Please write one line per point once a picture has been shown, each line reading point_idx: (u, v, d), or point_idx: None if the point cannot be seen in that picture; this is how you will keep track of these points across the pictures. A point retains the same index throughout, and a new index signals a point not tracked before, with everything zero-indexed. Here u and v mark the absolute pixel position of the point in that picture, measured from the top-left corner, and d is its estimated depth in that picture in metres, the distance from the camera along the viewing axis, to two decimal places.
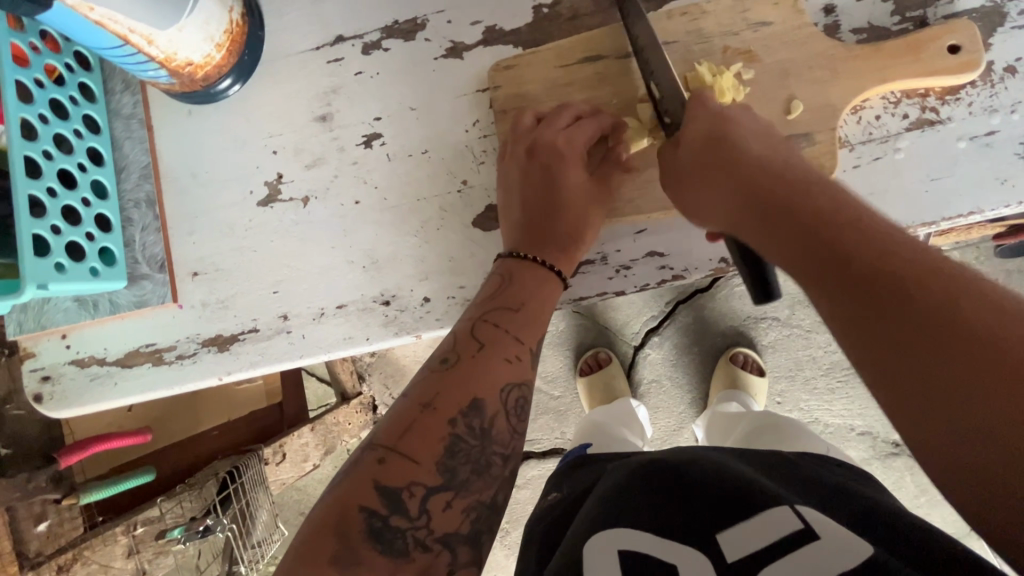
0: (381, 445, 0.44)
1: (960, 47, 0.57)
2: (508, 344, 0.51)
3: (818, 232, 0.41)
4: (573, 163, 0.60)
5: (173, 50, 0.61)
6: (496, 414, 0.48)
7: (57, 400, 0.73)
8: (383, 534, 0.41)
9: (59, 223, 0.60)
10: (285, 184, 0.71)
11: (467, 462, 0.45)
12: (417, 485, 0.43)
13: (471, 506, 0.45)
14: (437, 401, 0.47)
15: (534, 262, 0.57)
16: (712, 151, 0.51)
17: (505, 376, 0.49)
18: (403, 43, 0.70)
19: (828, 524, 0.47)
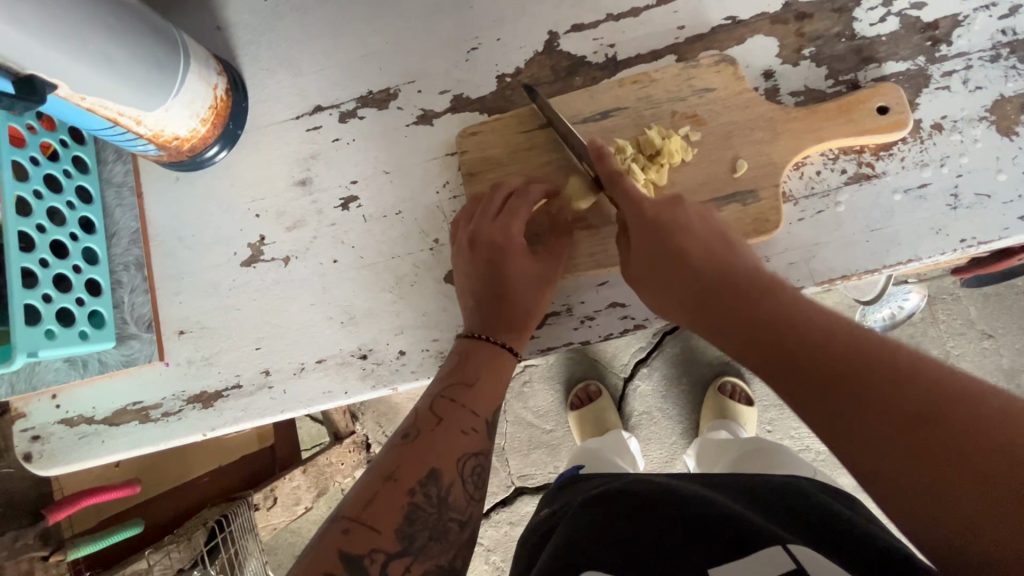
0: (346, 517, 0.48)
1: (888, 108, 0.61)
2: (464, 417, 0.56)
3: (783, 355, 0.44)
4: (515, 249, 0.63)
5: (161, 127, 0.66)
6: (453, 481, 0.52)
7: (46, 458, 0.75)
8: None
9: (50, 291, 0.64)
10: (267, 245, 0.75)
11: (425, 527, 0.50)
12: (378, 552, 0.47)
13: (429, 568, 0.49)
14: (398, 472, 0.51)
15: (487, 342, 0.61)
16: (667, 261, 0.54)
17: (461, 448, 0.54)
18: (377, 112, 0.75)
19: (816, 561, 0.47)
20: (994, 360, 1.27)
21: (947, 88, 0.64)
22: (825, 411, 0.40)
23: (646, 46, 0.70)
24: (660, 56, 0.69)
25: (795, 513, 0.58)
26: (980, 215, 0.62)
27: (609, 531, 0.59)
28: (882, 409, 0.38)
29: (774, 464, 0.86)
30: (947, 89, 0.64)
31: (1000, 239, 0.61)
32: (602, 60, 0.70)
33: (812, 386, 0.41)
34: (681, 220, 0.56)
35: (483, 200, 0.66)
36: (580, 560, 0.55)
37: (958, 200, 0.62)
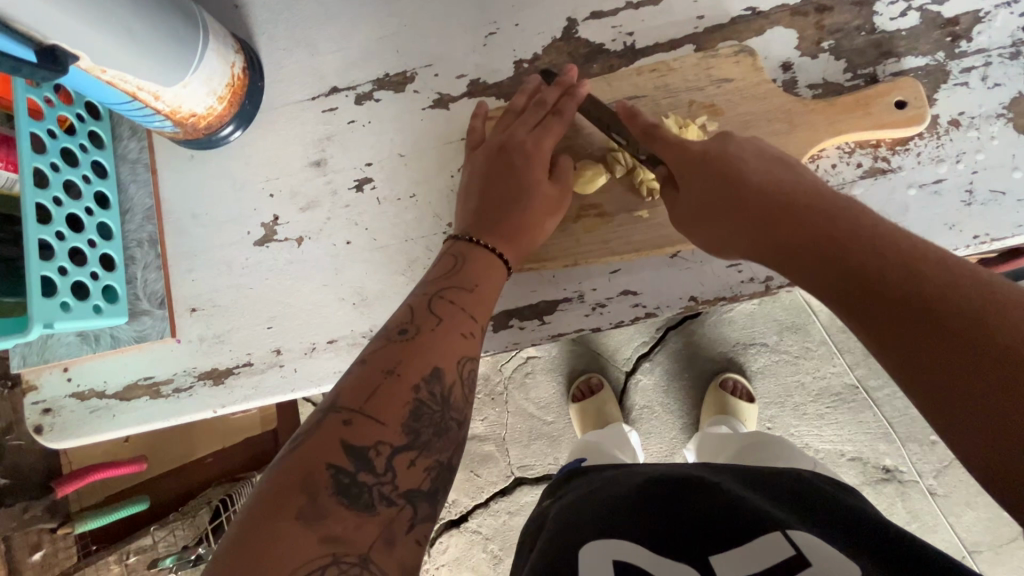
0: (345, 408, 0.45)
1: (906, 103, 0.61)
2: (463, 320, 0.54)
3: (845, 272, 0.43)
4: (536, 165, 0.64)
5: (178, 104, 0.66)
6: (456, 381, 0.50)
7: (57, 431, 0.75)
8: (350, 490, 0.41)
9: (65, 264, 0.64)
10: (280, 225, 0.75)
11: (430, 425, 0.46)
12: (383, 444, 0.44)
13: (433, 466, 0.45)
14: (401, 367, 0.48)
15: (484, 247, 0.61)
16: (721, 189, 0.53)
17: (462, 350, 0.52)
18: (393, 94, 0.75)
19: (819, 549, 0.48)
20: None
21: (966, 84, 0.64)
22: (886, 325, 0.39)
23: (666, 35, 0.70)
24: (679, 46, 0.69)
25: (799, 499, 0.59)
26: (994, 212, 0.62)
27: (608, 512, 0.60)
28: (945, 316, 0.36)
29: (778, 456, 0.87)
30: (966, 85, 0.64)
31: (1012, 237, 0.62)
32: (620, 48, 0.70)
33: (875, 304, 0.40)
34: (733, 151, 0.55)
35: (525, 111, 0.67)
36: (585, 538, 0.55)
37: (972, 196, 0.63)
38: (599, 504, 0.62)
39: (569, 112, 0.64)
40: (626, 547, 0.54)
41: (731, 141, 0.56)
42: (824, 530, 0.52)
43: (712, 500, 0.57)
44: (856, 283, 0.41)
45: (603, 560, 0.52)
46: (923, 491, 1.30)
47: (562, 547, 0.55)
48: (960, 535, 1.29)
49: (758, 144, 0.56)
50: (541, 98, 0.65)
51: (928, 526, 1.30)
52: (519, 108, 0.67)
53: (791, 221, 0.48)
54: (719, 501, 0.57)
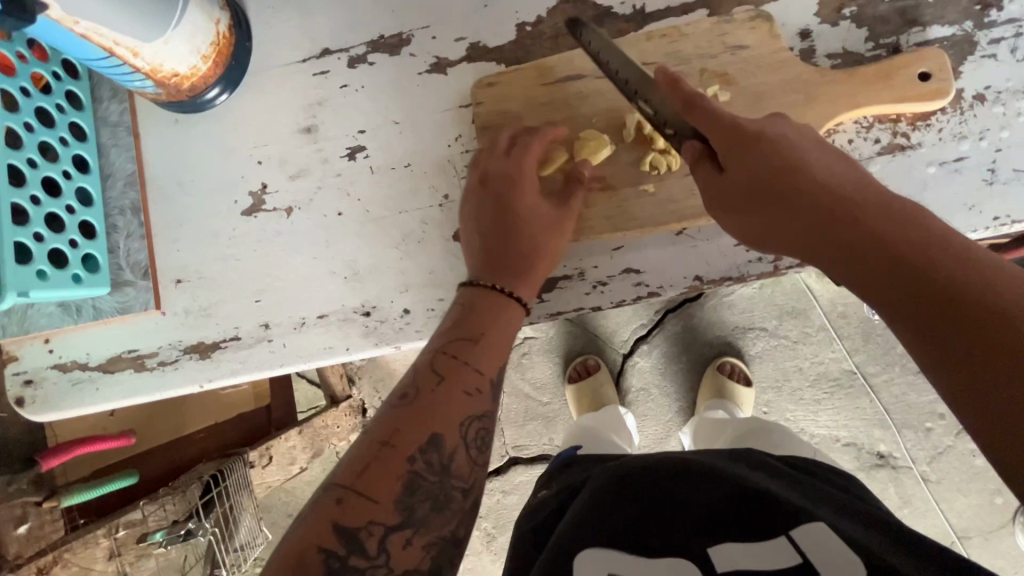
0: (340, 485, 0.45)
1: (930, 75, 0.58)
2: (468, 376, 0.53)
3: (896, 265, 0.41)
4: (522, 189, 0.61)
5: (159, 62, 0.62)
6: (456, 449, 0.49)
7: (39, 403, 0.73)
8: (342, 574, 0.42)
9: (41, 231, 0.61)
10: (269, 194, 0.72)
11: (426, 498, 0.47)
12: (375, 524, 0.44)
13: (432, 542, 0.46)
14: (396, 438, 0.48)
15: (494, 291, 0.59)
16: (772, 176, 0.50)
17: (464, 410, 0.51)
18: (388, 57, 0.71)
19: (820, 546, 0.47)
20: None
21: (994, 56, 0.60)
22: (914, 305, 0.39)
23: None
24: (692, 10, 0.65)
25: (800, 490, 0.58)
26: (1016, 192, 0.59)
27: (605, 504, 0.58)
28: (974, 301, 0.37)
29: (778, 441, 0.85)
30: (994, 57, 0.60)
31: None
32: (629, 12, 0.66)
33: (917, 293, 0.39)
34: (787, 138, 0.52)
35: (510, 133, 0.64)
36: (585, 535, 0.54)
37: (994, 175, 0.60)
38: (599, 492, 0.60)
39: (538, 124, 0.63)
40: (625, 552, 0.52)
41: (781, 127, 0.53)
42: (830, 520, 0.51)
43: (711, 494, 0.56)
44: (903, 277, 0.40)
45: (602, 566, 0.51)
46: (917, 477, 1.30)
47: (559, 543, 0.54)
48: (951, 521, 1.29)
49: (812, 132, 0.53)
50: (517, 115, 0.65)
51: (918, 511, 1.30)
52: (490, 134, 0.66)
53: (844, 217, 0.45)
54: (719, 498, 0.56)
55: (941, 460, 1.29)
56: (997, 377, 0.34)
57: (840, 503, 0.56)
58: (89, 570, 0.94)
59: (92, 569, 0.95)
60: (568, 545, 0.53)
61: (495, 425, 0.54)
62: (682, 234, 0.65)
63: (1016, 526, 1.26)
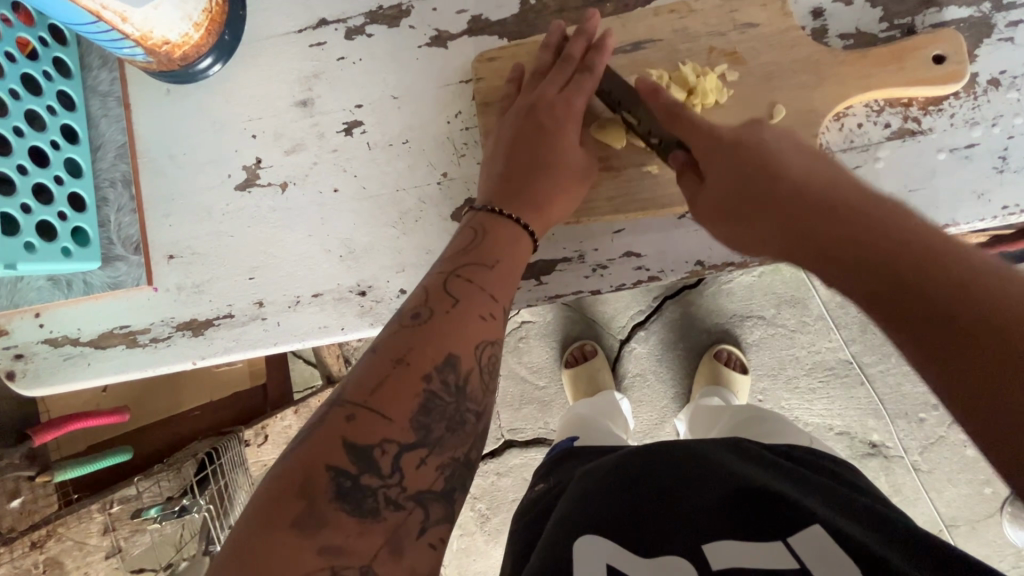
0: (350, 402, 0.42)
1: (945, 58, 0.56)
2: (483, 300, 0.49)
3: (867, 263, 0.40)
4: (564, 130, 0.58)
5: (149, 29, 0.59)
6: (472, 369, 0.45)
7: (30, 377, 0.72)
8: (352, 495, 0.39)
9: (29, 202, 0.59)
10: (263, 169, 0.71)
11: (442, 420, 0.43)
12: (389, 442, 0.41)
13: (446, 463, 0.42)
14: (411, 355, 0.44)
15: (506, 219, 0.56)
16: (752, 184, 0.50)
17: (481, 333, 0.47)
18: (387, 29, 0.69)
19: (820, 551, 0.46)
20: None
21: (1011, 40, 0.59)
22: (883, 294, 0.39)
23: None
24: None
25: (805, 484, 0.57)
26: None
27: (602, 503, 0.57)
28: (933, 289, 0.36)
29: (772, 430, 0.85)
30: (1011, 40, 0.59)
31: None
32: None
33: (887, 290, 0.39)
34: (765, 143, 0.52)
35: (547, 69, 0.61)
36: (581, 531, 0.53)
37: (1005, 163, 0.58)
38: (589, 493, 0.59)
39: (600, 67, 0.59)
40: (618, 550, 0.52)
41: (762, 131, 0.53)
42: (834, 517, 0.50)
43: (714, 494, 0.55)
44: (873, 274, 0.40)
45: (596, 561, 0.50)
46: (908, 466, 1.31)
47: (555, 543, 0.53)
48: (939, 510, 1.31)
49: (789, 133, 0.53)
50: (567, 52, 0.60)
51: (909, 500, 1.32)
52: (543, 68, 0.62)
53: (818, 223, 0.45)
54: (722, 497, 0.55)
55: (932, 451, 1.30)
56: (977, 364, 0.33)
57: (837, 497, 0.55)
58: (83, 544, 0.98)
59: (87, 543, 0.98)
60: (565, 543, 0.52)
61: None
62: (685, 219, 0.64)
63: (1004, 517, 1.28)
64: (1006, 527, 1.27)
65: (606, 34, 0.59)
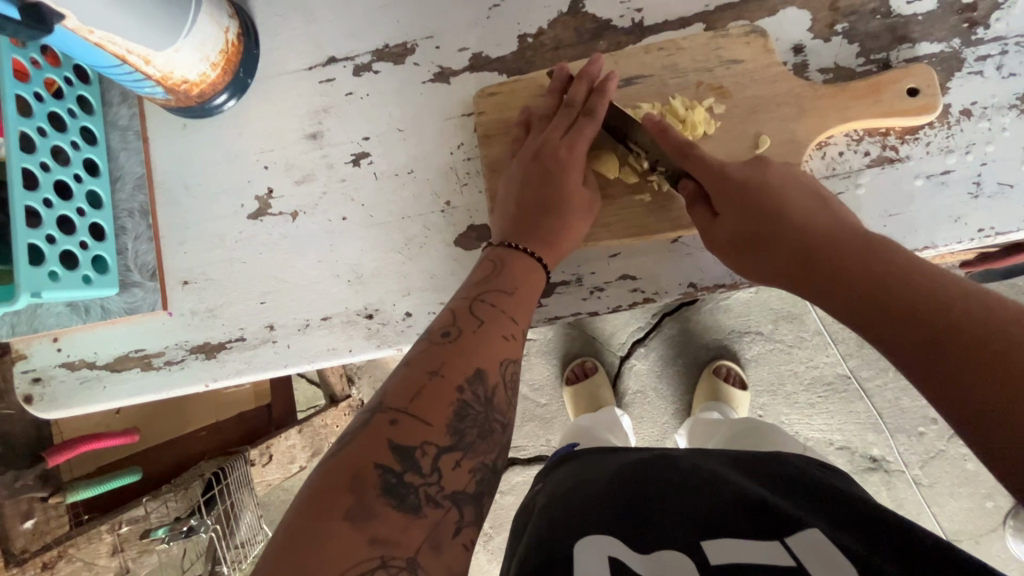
0: (391, 408, 0.44)
1: (918, 91, 0.60)
2: (504, 323, 0.52)
3: (875, 297, 0.44)
4: (572, 168, 0.61)
5: (170, 69, 0.63)
6: (499, 383, 0.48)
7: (47, 401, 0.74)
8: (397, 490, 0.41)
9: (54, 233, 0.62)
10: (275, 199, 0.74)
11: (474, 426, 0.46)
12: (429, 444, 0.43)
13: (478, 467, 0.44)
14: (444, 368, 0.47)
15: (522, 251, 0.59)
16: (767, 226, 0.53)
17: (503, 352, 0.50)
18: (393, 66, 0.73)
19: (816, 555, 0.48)
20: None
21: (980, 73, 0.62)
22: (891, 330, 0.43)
23: (675, 13, 0.68)
24: (690, 23, 0.68)
25: (799, 489, 0.60)
26: (1001, 205, 0.61)
27: (609, 507, 0.59)
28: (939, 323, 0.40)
29: (772, 442, 0.87)
30: (980, 73, 0.62)
31: (1017, 232, 0.61)
32: (628, 25, 0.69)
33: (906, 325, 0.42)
34: (773, 182, 0.55)
35: (555, 113, 0.65)
36: (590, 531, 0.55)
37: (980, 188, 0.62)
38: (594, 497, 0.61)
39: (601, 111, 0.62)
40: (623, 544, 0.53)
41: (768, 169, 0.56)
42: (830, 521, 0.53)
43: (719, 496, 0.58)
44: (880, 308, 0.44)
45: (598, 557, 0.51)
46: (909, 480, 1.32)
47: (557, 539, 0.54)
48: (941, 524, 1.31)
49: (797, 173, 0.56)
50: (569, 98, 0.63)
51: (912, 515, 1.32)
52: (547, 115, 0.65)
53: (829, 262, 0.49)
54: (728, 499, 0.57)
55: (932, 464, 1.31)
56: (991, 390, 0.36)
57: (836, 500, 0.57)
58: (93, 565, 0.96)
59: (96, 564, 0.96)
60: (567, 541, 0.54)
61: None
62: (678, 243, 0.67)
63: (1006, 530, 1.28)
64: (1009, 541, 1.28)
65: (607, 77, 0.62)
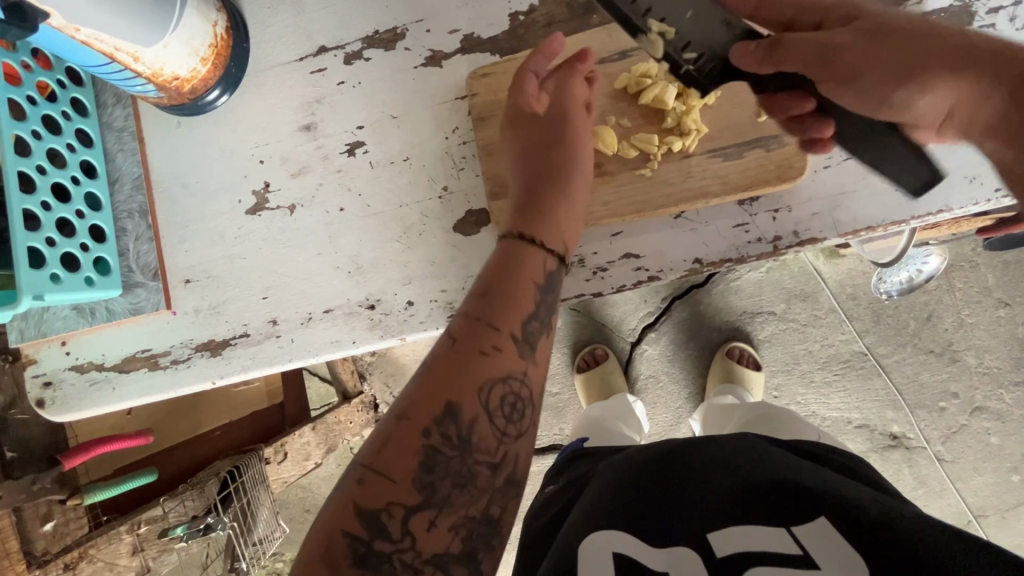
0: (362, 466, 0.44)
1: None
2: (485, 335, 0.49)
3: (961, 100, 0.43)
4: (537, 134, 0.61)
5: (160, 66, 0.62)
6: (477, 417, 0.46)
7: (58, 404, 0.75)
8: (369, 559, 0.41)
9: (53, 235, 0.62)
10: (272, 193, 0.73)
11: (447, 475, 0.44)
12: (396, 505, 0.42)
13: (458, 524, 0.44)
14: (412, 410, 0.45)
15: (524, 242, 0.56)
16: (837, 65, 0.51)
17: (483, 373, 0.48)
18: (384, 52, 0.71)
19: (824, 543, 0.47)
20: (1010, 328, 1.25)
21: (992, 26, 0.60)
22: None
23: None
24: None
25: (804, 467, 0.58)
26: None
27: (615, 501, 0.58)
28: None
29: (783, 430, 0.85)
30: (992, 27, 0.60)
31: None
32: None
33: None
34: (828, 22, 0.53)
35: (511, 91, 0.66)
36: (597, 527, 0.53)
37: None
38: (601, 492, 0.60)
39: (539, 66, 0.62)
40: (629, 540, 0.52)
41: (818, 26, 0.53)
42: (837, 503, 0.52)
43: (727, 482, 0.56)
44: None
45: (604, 553, 0.50)
46: (931, 457, 1.29)
47: (565, 540, 0.53)
48: (966, 500, 1.29)
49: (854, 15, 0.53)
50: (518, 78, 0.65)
51: (935, 491, 1.30)
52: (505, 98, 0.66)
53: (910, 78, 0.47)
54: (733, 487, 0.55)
55: (955, 439, 1.28)
56: None
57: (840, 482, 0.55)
58: (115, 565, 0.97)
59: (117, 564, 0.97)
60: (573, 542, 0.52)
61: (528, 386, 0.49)
62: (681, 218, 0.65)
63: None
64: None
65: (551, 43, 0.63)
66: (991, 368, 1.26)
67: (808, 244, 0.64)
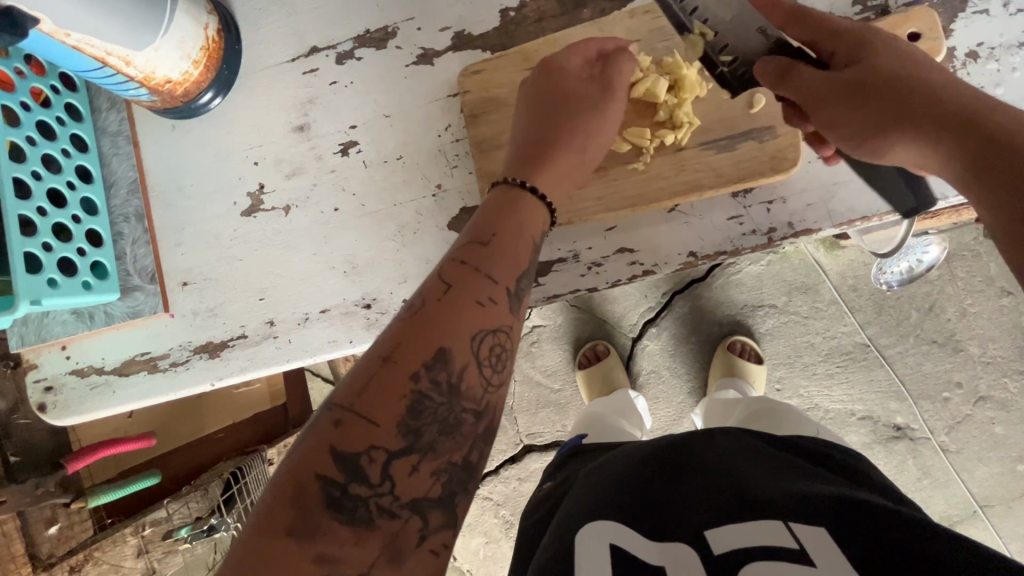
0: (338, 406, 0.41)
1: (920, 35, 0.57)
2: (478, 284, 0.48)
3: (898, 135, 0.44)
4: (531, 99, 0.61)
5: (152, 69, 0.62)
6: (467, 365, 0.45)
7: (60, 408, 0.75)
8: (343, 505, 0.39)
9: (50, 241, 0.62)
10: (267, 194, 0.74)
11: (433, 421, 0.43)
12: (376, 450, 0.41)
13: (442, 469, 0.42)
14: (398, 354, 0.43)
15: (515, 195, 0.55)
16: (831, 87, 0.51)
17: (474, 323, 0.46)
18: (375, 51, 0.71)
19: (820, 544, 0.46)
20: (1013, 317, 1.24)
21: (986, 12, 0.59)
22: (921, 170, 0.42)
23: None
24: None
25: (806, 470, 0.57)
26: None
27: (612, 495, 0.57)
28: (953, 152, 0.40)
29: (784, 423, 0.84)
30: (985, 13, 0.59)
31: None
32: None
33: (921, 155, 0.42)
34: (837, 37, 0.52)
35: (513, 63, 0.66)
36: (593, 521, 0.53)
37: None
38: (598, 485, 0.60)
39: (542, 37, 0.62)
40: (627, 536, 0.52)
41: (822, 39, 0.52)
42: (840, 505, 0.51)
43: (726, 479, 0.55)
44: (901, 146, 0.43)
45: (599, 547, 0.51)
46: (935, 447, 1.29)
47: (560, 534, 0.54)
48: (971, 490, 1.28)
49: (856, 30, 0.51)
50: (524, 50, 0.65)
51: (940, 482, 1.29)
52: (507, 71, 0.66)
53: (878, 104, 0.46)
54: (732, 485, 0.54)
55: (959, 430, 1.28)
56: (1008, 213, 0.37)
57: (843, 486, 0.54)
58: (120, 567, 1.02)
59: (123, 566, 1.02)
60: (568, 534, 0.53)
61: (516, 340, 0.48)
62: (675, 211, 0.65)
63: None
64: None
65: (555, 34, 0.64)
66: (995, 358, 1.25)
67: (804, 235, 0.64)
